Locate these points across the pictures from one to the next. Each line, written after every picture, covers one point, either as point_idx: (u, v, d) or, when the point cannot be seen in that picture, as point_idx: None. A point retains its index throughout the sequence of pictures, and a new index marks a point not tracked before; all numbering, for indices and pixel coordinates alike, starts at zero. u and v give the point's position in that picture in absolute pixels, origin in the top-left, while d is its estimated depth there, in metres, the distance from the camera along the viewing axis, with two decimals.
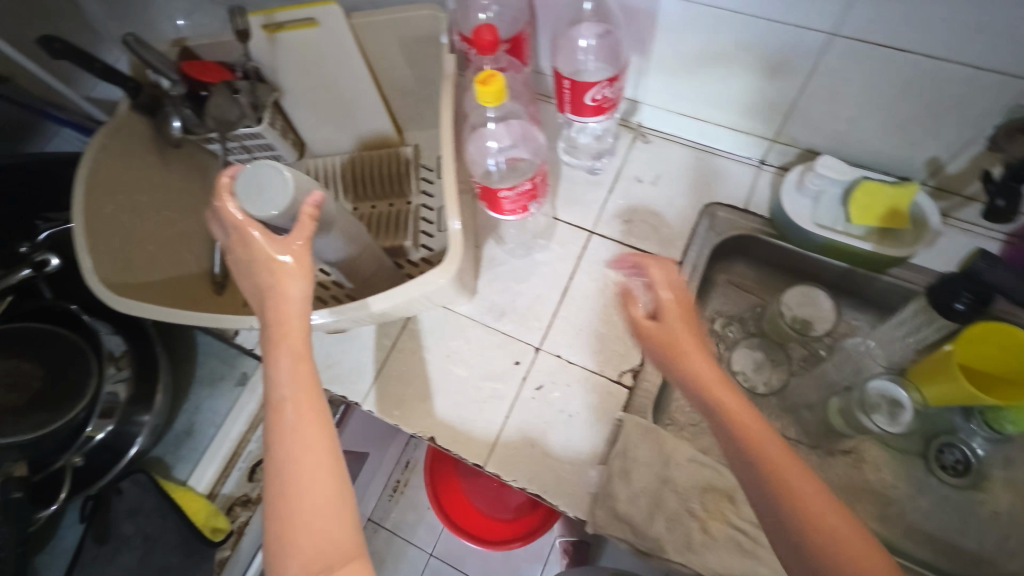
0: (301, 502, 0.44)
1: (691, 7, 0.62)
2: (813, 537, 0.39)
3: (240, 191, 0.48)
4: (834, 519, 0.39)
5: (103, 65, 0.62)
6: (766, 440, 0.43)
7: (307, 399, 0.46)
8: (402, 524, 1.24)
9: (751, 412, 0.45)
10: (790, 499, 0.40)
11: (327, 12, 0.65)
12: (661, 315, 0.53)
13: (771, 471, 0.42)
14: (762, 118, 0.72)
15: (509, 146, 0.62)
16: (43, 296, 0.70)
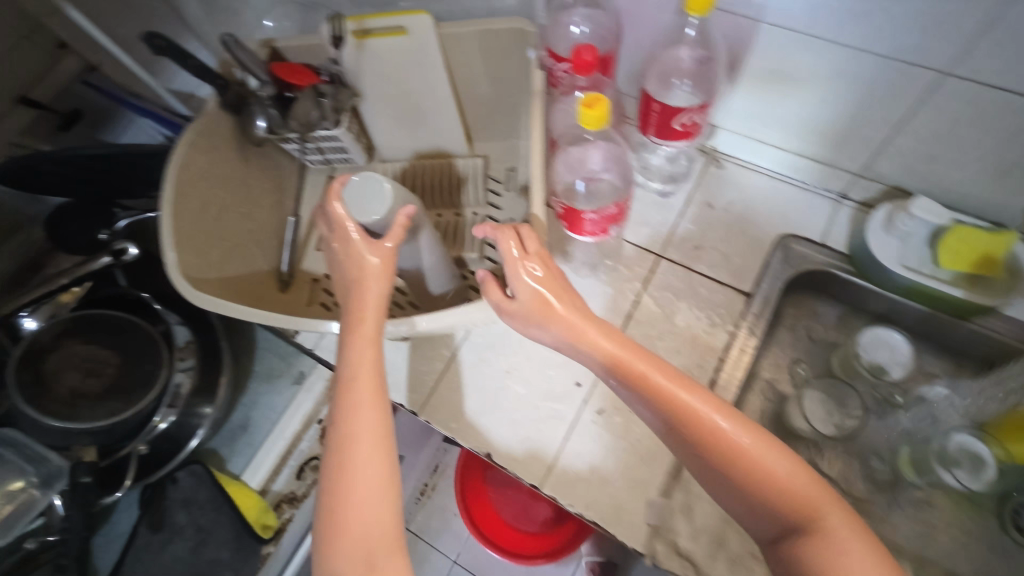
0: (353, 486, 0.46)
1: (795, 33, 0.59)
2: (760, 487, 0.45)
3: (347, 193, 0.55)
4: (777, 466, 0.45)
5: (195, 61, 0.61)
6: (705, 409, 0.47)
7: (369, 388, 0.49)
8: (427, 527, 1.22)
9: (684, 381, 0.49)
10: (733, 462, 0.45)
11: (418, 22, 0.65)
12: (519, 285, 0.53)
13: (710, 436, 0.46)
14: (849, 152, 0.70)
15: (603, 170, 0.61)
16: (118, 284, 0.73)
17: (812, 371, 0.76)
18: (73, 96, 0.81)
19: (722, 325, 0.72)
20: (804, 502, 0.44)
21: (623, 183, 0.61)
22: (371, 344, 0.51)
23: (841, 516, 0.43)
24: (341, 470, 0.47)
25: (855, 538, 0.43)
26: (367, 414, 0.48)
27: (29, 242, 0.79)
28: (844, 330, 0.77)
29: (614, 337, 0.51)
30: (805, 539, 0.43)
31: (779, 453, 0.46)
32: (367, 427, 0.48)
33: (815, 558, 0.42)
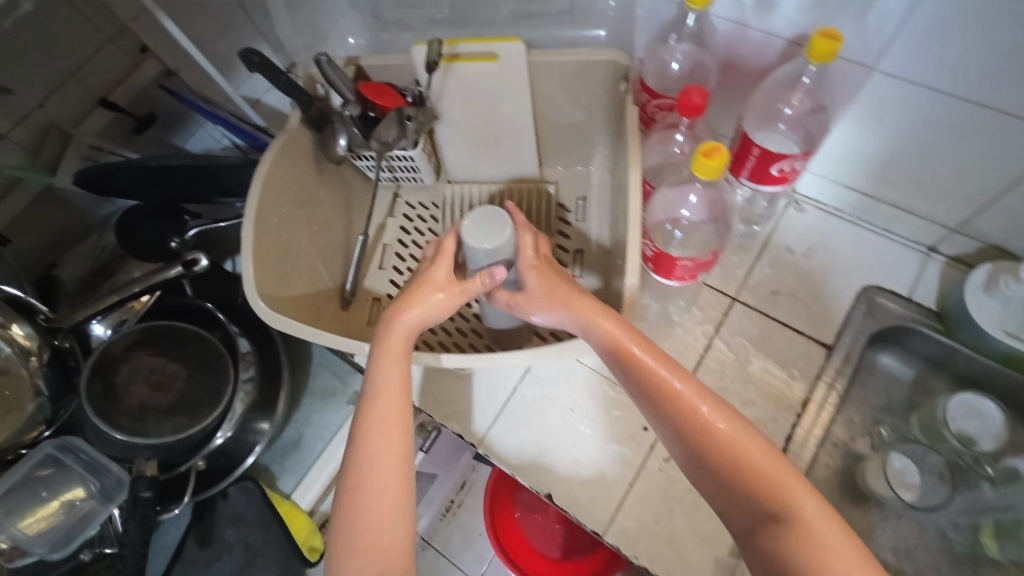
0: (371, 503, 0.47)
1: (907, 81, 0.57)
2: (736, 469, 0.46)
3: (467, 220, 0.54)
4: (750, 447, 0.46)
5: (286, 77, 0.61)
6: (686, 390, 0.49)
7: (394, 403, 0.50)
8: (449, 544, 1.15)
9: (667, 362, 0.50)
10: (708, 443, 0.47)
11: (511, 48, 0.63)
12: (524, 274, 0.55)
13: (687, 415, 0.48)
14: (946, 206, 0.67)
15: (701, 217, 0.59)
16: (186, 293, 0.73)
17: (898, 435, 0.73)
18: (149, 99, 0.78)
19: (800, 377, 0.69)
20: (777, 486, 0.45)
21: (716, 231, 0.59)
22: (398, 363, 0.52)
23: (812, 501, 0.44)
24: (359, 486, 0.47)
25: (831, 524, 0.43)
26: (388, 437, 0.48)
27: (96, 246, 0.80)
28: (921, 388, 0.74)
29: (605, 315, 0.52)
30: (778, 526, 0.43)
31: (752, 436, 0.47)
32: (387, 449, 0.48)
33: (785, 541, 0.43)
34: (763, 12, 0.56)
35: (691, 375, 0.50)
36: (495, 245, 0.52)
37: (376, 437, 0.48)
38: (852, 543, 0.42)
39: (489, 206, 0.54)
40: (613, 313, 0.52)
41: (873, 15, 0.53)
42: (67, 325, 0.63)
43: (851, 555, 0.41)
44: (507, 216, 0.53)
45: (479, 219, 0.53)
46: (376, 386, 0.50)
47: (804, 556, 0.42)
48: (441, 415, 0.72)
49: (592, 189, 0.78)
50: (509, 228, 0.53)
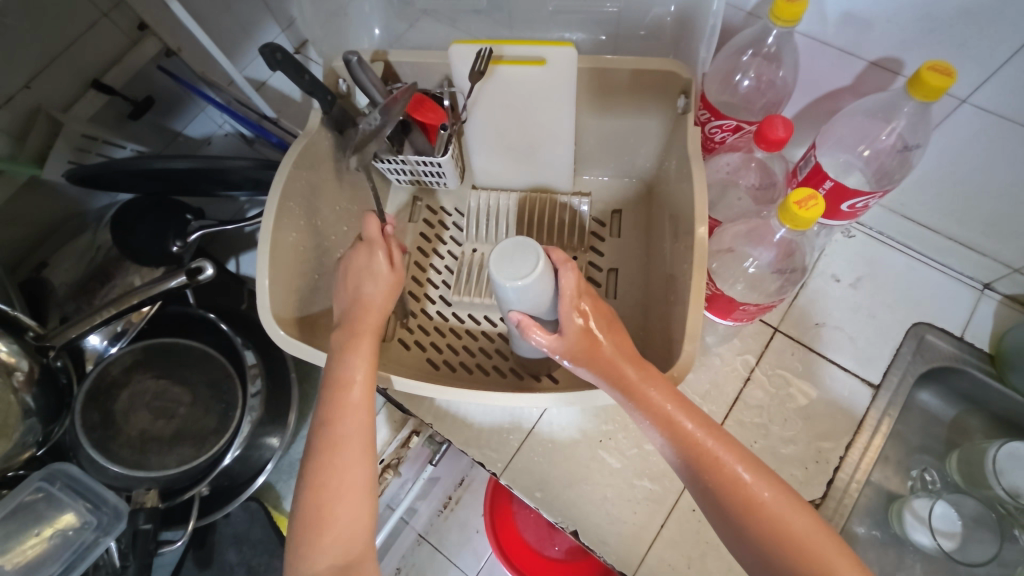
0: (338, 493, 0.46)
1: (1004, 115, 0.52)
2: (777, 547, 0.40)
3: (495, 253, 0.50)
4: (796, 524, 0.41)
5: (311, 77, 0.56)
6: (724, 453, 0.43)
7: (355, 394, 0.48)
8: (444, 538, 0.96)
9: (708, 425, 0.45)
10: (747, 516, 0.41)
11: (561, 54, 0.57)
12: (566, 315, 0.49)
13: (726, 487, 0.42)
14: (1015, 247, 0.63)
15: (771, 270, 0.55)
16: (188, 303, 0.70)
17: (940, 481, 0.70)
18: (146, 81, 0.70)
19: (844, 419, 0.66)
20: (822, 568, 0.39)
21: (784, 285, 0.56)
22: (369, 347, 0.50)
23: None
24: (322, 484, 0.46)
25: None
26: (351, 423, 0.47)
27: (89, 246, 0.72)
28: (959, 428, 0.71)
29: (645, 378, 0.46)
30: None
31: (801, 510, 0.41)
32: (350, 435, 0.47)
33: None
34: (853, 32, 0.52)
35: (735, 441, 0.44)
36: (523, 280, 0.48)
37: (344, 418, 0.47)
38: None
39: (517, 238, 0.51)
40: (655, 378, 0.46)
41: (980, 44, 0.48)
42: (59, 343, 0.58)
43: None
44: (539, 245, 0.50)
45: (506, 249, 0.50)
46: (347, 374, 0.49)
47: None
48: (462, 442, 0.68)
49: (631, 203, 0.73)
50: (541, 257, 0.49)
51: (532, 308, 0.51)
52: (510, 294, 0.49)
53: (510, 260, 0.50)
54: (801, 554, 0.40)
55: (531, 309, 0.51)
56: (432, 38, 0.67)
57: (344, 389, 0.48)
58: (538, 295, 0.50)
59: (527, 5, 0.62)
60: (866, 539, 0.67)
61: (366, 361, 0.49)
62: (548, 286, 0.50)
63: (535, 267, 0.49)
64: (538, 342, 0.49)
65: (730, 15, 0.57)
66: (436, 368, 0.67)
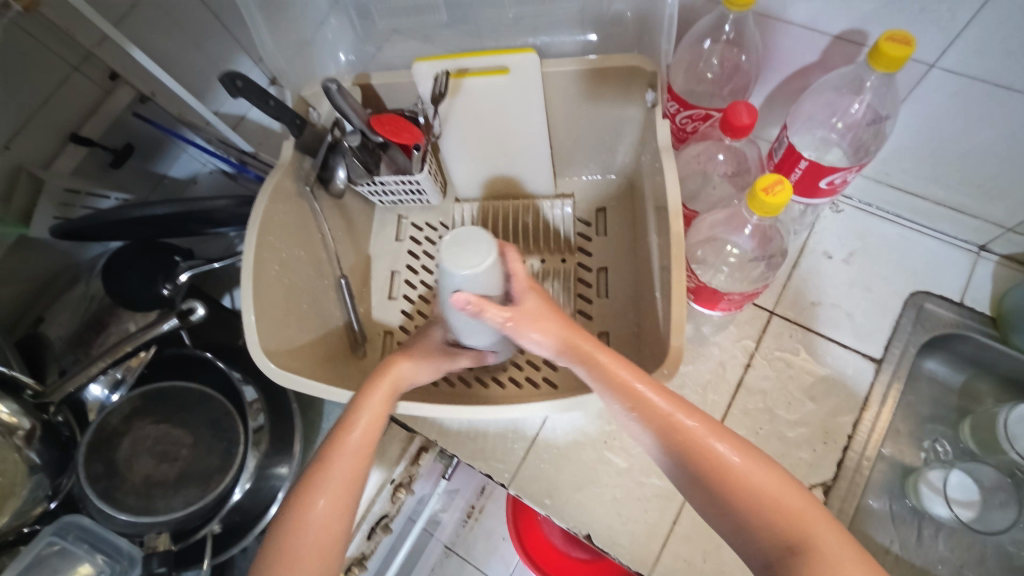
0: (307, 541, 0.43)
1: (976, 71, 0.50)
2: (749, 510, 0.39)
3: (446, 246, 0.46)
4: (764, 483, 0.40)
5: (276, 103, 0.57)
6: (689, 421, 0.42)
7: (362, 439, 0.47)
8: (471, 549, 0.96)
9: (674, 399, 0.44)
10: (716, 479, 0.40)
11: (521, 60, 0.58)
12: (520, 294, 0.50)
13: (690, 450, 0.42)
14: (1002, 206, 0.62)
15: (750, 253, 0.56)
16: (184, 345, 0.70)
17: (954, 449, 0.69)
18: (124, 129, 0.71)
19: (850, 395, 0.65)
20: (795, 526, 0.38)
21: (766, 269, 0.57)
22: (379, 399, 0.49)
23: (835, 536, 0.37)
24: (295, 530, 0.43)
25: (852, 560, 0.36)
26: (340, 474, 0.45)
27: (83, 297, 0.74)
28: (969, 394, 0.69)
29: (599, 350, 0.47)
30: (795, 559, 0.37)
31: (771, 469, 0.41)
32: (338, 483, 0.45)
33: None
34: (811, 9, 0.52)
35: (698, 408, 0.44)
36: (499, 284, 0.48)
37: (356, 427, 0.48)
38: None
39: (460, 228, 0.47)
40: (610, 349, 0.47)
41: (940, 7, 0.47)
42: (57, 397, 0.62)
43: None
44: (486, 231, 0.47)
45: (453, 254, 0.45)
46: (355, 419, 0.48)
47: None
48: (467, 455, 0.68)
49: (614, 199, 0.73)
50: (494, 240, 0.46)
51: (485, 291, 0.47)
52: (472, 283, 0.45)
53: (462, 248, 0.46)
54: (773, 511, 0.39)
55: (485, 292, 0.47)
56: (398, 58, 0.67)
57: (345, 432, 0.47)
58: (494, 280, 0.47)
59: (486, 15, 0.61)
60: (883, 514, 0.66)
61: (376, 410, 0.49)
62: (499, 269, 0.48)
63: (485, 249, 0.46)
64: (495, 316, 0.47)
65: (689, 2, 0.57)
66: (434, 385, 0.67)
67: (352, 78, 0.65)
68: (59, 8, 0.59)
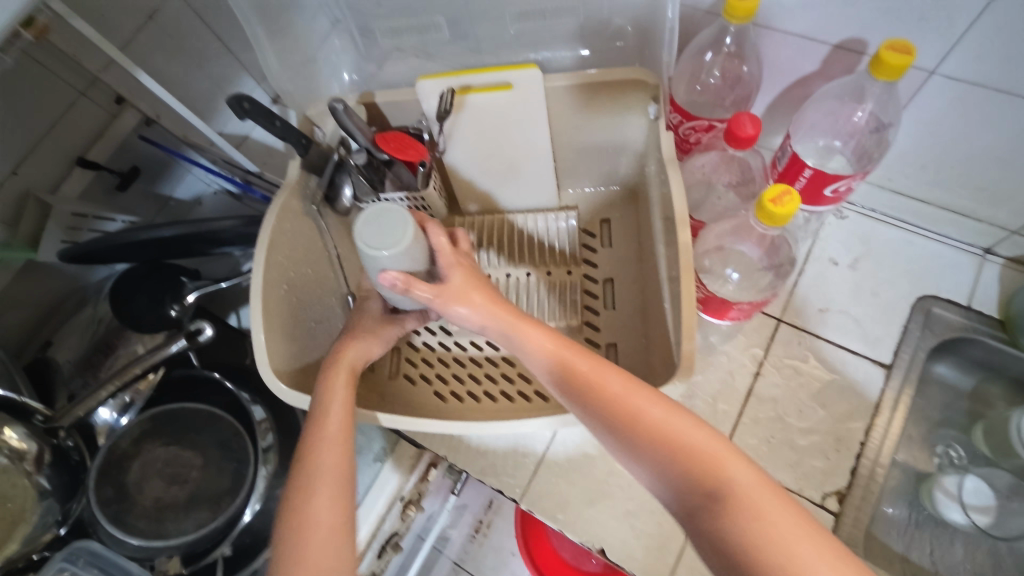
0: (316, 533, 0.42)
1: (976, 77, 0.51)
2: (669, 460, 0.40)
3: (361, 226, 0.49)
4: (680, 432, 0.41)
5: (282, 123, 0.58)
6: (609, 380, 0.44)
7: (339, 424, 0.48)
8: (480, 566, 0.93)
9: (594, 361, 0.46)
10: (635, 432, 0.42)
11: (524, 76, 0.59)
12: (446, 268, 0.51)
13: (611, 407, 0.43)
14: (1006, 209, 0.62)
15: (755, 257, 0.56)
16: (192, 365, 0.70)
17: (967, 454, 0.69)
18: (130, 152, 0.72)
19: (861, 402, 0.65)
20: (710, 471, 0.39)
21: (775, 278, 0.58)
22: (342, 382, 0.51)
23: (748, 475, 0.38)
24: (301, 522, 0.43)
25: (769, 500, 0.37)
26: (329, 460, 0.46)
27: (92, 320, 0.74)
28: (980, 398, 0.69)
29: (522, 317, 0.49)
30: (711, 503, 0.38)
31: (687, 420, 0.42)
32: (331, 470, 0.45)
33: (720, 523, 0.37)
34: (809, 20, 0.53)
35: (618, 368, 0.45)
36: (423, 258, 0.51)
37: (331, 410, 0.48)
38: (803, 523, 0.36)
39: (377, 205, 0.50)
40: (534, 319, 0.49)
41: (939, 15, 0.48)
42: (67, 422, 0.63)
43: (799, 535, 0.35)
44: (401, 207, 0.50)
45: (367, 234, 0.49)
46: (325, 401, 0.49)
47: (754, 546, 0.35)
48: (478, 471, 0.67)
49: (618, 210, 0.73)
50: (407, 215, 0.49)
51: (410, 266, 0.50)
52: (390, 258, 0.49)
53: (377, 227, 0.49)
54: (691, 460, 0.40)
55: (409, 267, 0.50)
56: (401, 77, 0.68)
57: (322, 417, 0.48)
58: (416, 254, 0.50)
59: (487, 32, 0.62)
60: (899, 521, 0.65)
61: (342, 390, 0.50)
62: (420, 243, 0.50)
63: (397, 225, 0.49)
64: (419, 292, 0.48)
65: (689, 16, 0.58)
66: (443, 400, 0.66)
67: (356, 96, 0.66)
68: (65, 34, 0.59)
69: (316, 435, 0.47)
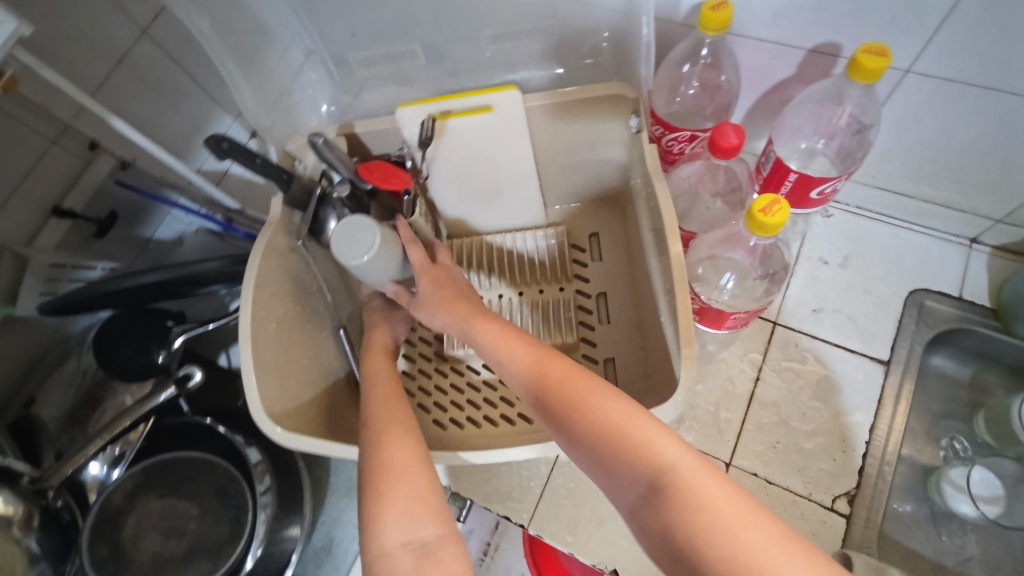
0: (395, 466, 0.43)
1: (951, 73, 0.51)
2: (606, 446, 0.38)
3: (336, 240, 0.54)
4: (616, 416, 0.38)
5: (261, 160, 0.57)
6: (552, 366, 0.43)
7: (386, 387, 0.52)
8: None
9: (539, 350, 0.45)
10: (575, 418, 0.40)
11: (505, 98, 0.59)
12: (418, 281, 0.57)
13: (553, 392, 0.41)
14: (988, 199, 0.63)
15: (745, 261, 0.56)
16: (182, 412, 0.68)
17: (972, 445, 0.68)
18: (107, 197, 0.70)
19: (862, 400, 0.65)
20: (646, 455, 0.36)
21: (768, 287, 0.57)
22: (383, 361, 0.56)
23: (684, 459, 0.36)
24: (378, 463, 0.44)
25: (711, 484, 0.34)
26: (392, 407, 0.49)
27: (76, 372, 0.72)
28: (979, 387, 0.69)
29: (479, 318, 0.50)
30: (650, 489, 0.35)
31: (625, 402, 0.39)
32: (394, 416, 0.48)
33: (663, 508, 0.34)
34: (782, 26, 0.53)
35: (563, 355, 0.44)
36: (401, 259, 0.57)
37: (377, 377, 0.53)
38: (743, 503, 0.33)
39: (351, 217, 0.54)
40: (491, 316, 0.50)
41: (909, 17, 0.48)
42: (56, 481, 0.60)
43: (741, 522, 0.32)
44: (368, 219, 0.54)
45: (342, 246, 0.53)
46: (372, 374, 0.54)
47: (698, 534, 0.33)
48: (483, 498, 0.66)
49: (606, 223, 0.73)
50: (372, 226, 0.54)
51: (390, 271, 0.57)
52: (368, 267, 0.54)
53: (349, 241, 0.54)
54: (629, 445, 0.37)
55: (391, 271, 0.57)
56: (380, 105, 0.67)
57: (371, 383, 0.52)
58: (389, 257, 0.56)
59: (465, 55, 0.62)
60: (910, 518, 0.65)
61: (384, 366, 0.55)
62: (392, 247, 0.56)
63: (366, 238, 0.53)
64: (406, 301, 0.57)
65: (664, 29, 0.58)
66: (443, 429, 0.64)
67: (335, 128, 0.65)
68: (38, 86, 0.60)
69: (370, 396, 0.51)
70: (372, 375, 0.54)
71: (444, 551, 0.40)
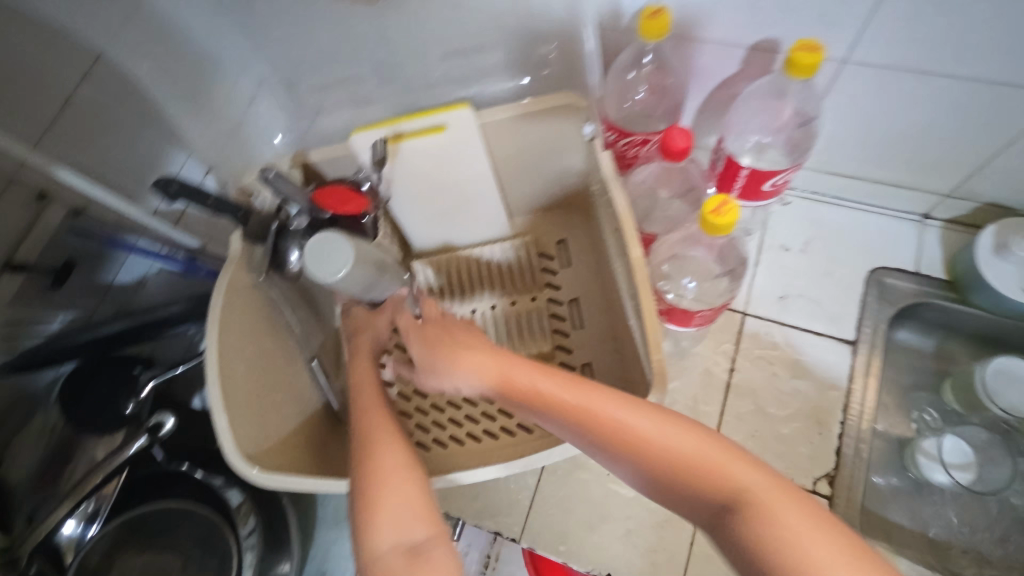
0: (386, 474, 0.43)
1: (885, 59, 0.53)
2: (677, 478, 0.38)
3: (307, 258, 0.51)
4: (679, 446, 0.38)
5: (214, 199, 0.57)
6: (594, 403, 0.41)
7: (371, 397, 0.51)
8: None
9: (570, 382, 0.42)
10: (634, 455, 0.39)
11: (458, 117, 0.59)
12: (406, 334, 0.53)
13: (606, 432, 0.40)
14: (935, 174, 0.65)
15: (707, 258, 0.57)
16: (155, 461, 0.65)
17: (942, 415, 0.70)
18: (60, 247, 0.68)
19: (834, 381, 0.66)
20: (722, 481, 0.36)
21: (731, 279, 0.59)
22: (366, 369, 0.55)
23: (760, 480, 0.36)
24: (367, 473, 0.43)
25: (785, 500, 0.34)
26: (381, 417, 0.48)
27: (44, 429, 0.70)
28: (944, 356, 0.71)
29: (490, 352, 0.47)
30: (730, 514, 0.35)
31: (680, 427, 0.39)
32: (385, 427, 0.47)
33: (743, 533, 0.34)
34: (722, 25, 0.54)
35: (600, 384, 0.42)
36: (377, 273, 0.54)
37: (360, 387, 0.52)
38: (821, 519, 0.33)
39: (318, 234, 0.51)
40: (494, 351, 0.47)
41: (840, 9, 0.50)
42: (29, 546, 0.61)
43: (817, 532, 0.32)
44: (340, 234, 0.51)
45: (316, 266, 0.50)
46: (359, 383, 0.53)
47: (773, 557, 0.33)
48: (473, 516, 0.65)
49: (573, 229, 0.73)
50: (346, 242, 0.51)
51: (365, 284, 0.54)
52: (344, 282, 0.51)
53: (321, 258, 0.50)
54: (702, 472, 0.37)
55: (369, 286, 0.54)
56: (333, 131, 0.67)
57: (357, 393, 0.52)
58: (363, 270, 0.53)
59: (414, 75, 0.62)
60: (890, 490, 0.66)
61: (368, 373, 0.54)
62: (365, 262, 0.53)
63: (341, 255, 0.50)
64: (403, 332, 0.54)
65: (608, 36, 0.59)
66: (427, 450, 0.63)
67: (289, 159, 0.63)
68: None
69: (356, 407, 0.50)
70: (357, 384, 0.53)
71: (435, 553, 0.40)
